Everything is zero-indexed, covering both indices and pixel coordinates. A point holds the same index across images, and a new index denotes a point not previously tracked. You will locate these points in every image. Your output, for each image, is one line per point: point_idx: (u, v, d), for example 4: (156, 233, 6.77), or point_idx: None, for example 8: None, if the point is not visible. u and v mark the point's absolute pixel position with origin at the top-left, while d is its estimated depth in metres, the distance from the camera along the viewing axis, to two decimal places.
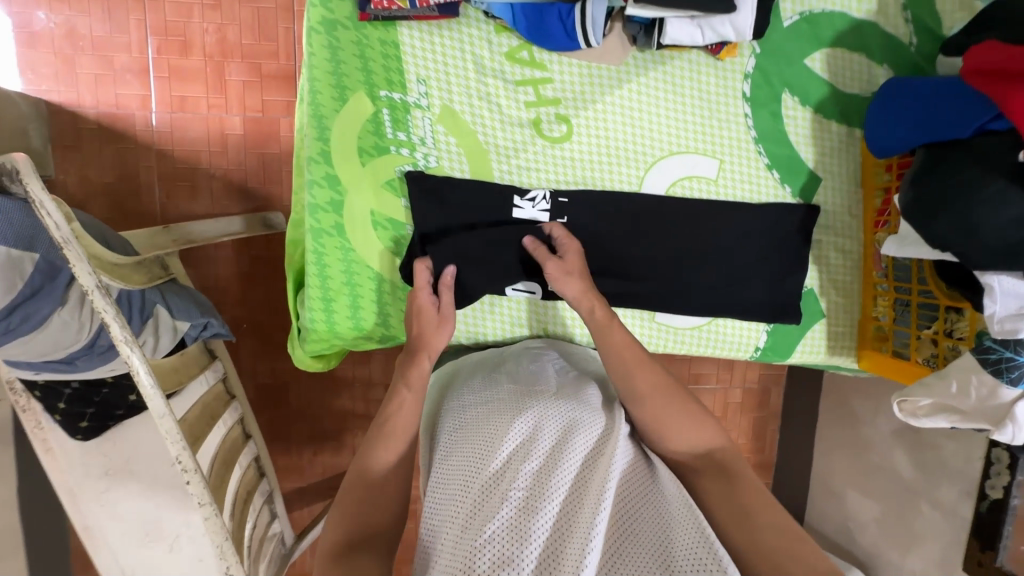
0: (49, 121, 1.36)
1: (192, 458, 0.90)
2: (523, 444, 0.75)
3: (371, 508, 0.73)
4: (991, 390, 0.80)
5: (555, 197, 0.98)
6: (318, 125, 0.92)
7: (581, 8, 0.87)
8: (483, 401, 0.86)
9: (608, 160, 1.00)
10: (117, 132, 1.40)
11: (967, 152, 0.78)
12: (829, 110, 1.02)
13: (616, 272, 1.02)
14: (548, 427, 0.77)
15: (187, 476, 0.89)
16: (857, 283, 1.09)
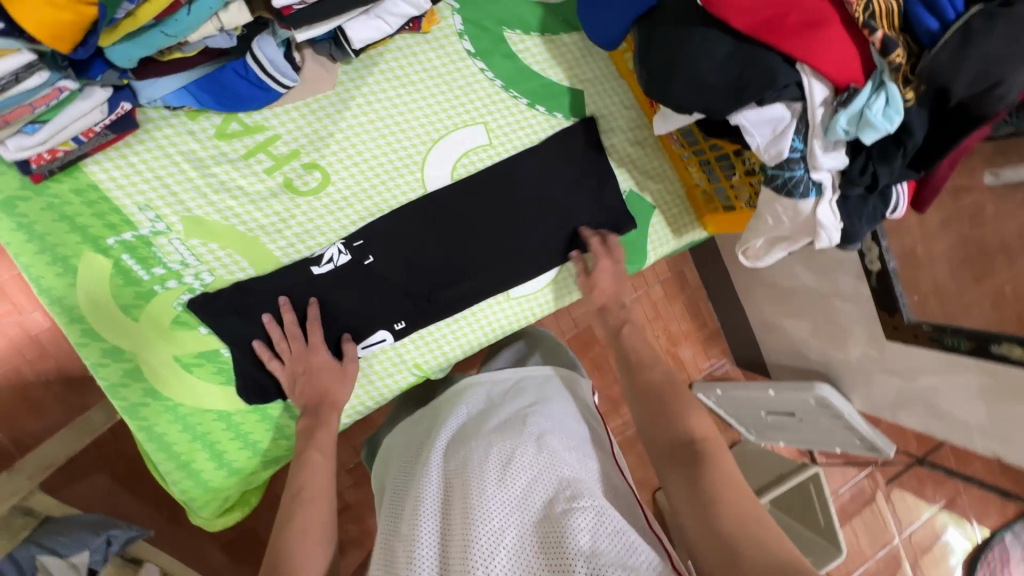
0: None
1: None
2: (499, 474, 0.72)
3: None
4: (794, 210, 0.83)
5: (350, 243, 0.93)
6: (62, 308, 0.82)
7: (255, 56, 0.80)
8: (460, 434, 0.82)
9: (380, 179, 0.95)
10: None
11: (665, 14, 0.78)
12: (553, 26, 1.02)
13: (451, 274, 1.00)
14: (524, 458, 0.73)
15: None
16: (667, 164, 1.11)
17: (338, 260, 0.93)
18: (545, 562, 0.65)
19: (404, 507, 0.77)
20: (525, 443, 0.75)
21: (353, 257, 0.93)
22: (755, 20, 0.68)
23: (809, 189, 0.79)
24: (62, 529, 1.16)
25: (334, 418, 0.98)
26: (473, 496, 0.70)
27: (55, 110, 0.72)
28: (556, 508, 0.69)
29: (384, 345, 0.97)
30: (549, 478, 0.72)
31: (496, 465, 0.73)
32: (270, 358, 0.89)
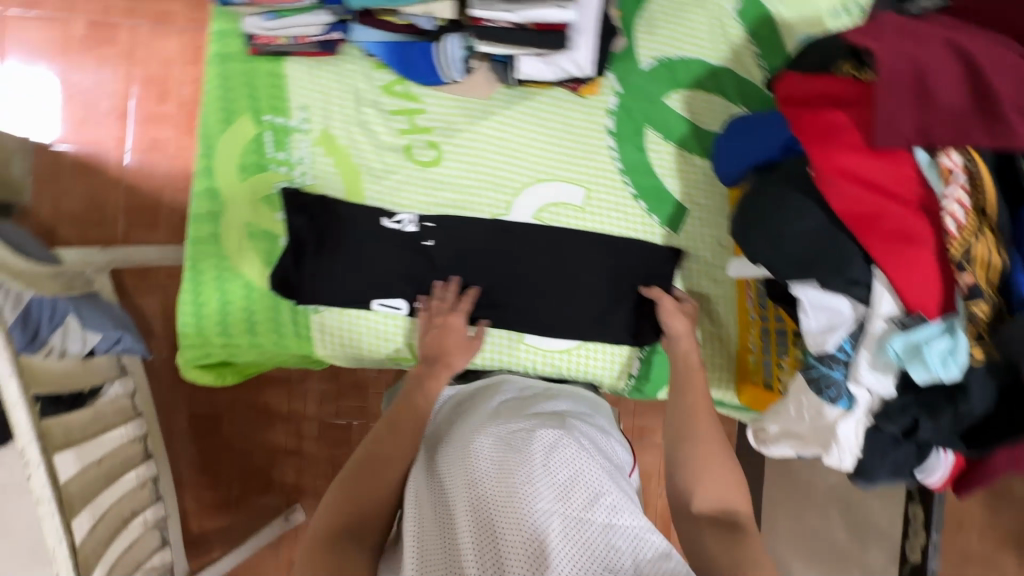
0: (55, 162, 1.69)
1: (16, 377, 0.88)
2: (548, 453, 0.73)
3: (344, 542, 0.72)
4: (818, 411, 0.77)
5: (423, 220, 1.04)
6: (203, 142, 1.02)
7: (440, 46, 0.97)
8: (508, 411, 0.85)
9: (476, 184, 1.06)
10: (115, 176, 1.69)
11: (783, 173, 0.80)
12: (693, 145, 1.07)
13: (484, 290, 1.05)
14: (573, 451, 0.75)
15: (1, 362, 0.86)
16: (731, 316, 1.08)
17: (406, 225, 1.03)
18: (591, 557, 0.64)
19: (451, 463, 0.75)
20: (569, 443, 0.76)
21: (419, 229, 1.03)
22: (851, 208, 0.68)
23: (841, 397, 0.73)
24: (97, 308, 1.37)
25: (322, 343, 1.04)
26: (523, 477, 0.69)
27: (292, 12, 0.96)
28: (599, 512, 0.68)
29: (397, 312, 1.04)
30: (594, 481, 0.72)
31: (545, 442, 0.75)
32: (308, 264, 1.01)
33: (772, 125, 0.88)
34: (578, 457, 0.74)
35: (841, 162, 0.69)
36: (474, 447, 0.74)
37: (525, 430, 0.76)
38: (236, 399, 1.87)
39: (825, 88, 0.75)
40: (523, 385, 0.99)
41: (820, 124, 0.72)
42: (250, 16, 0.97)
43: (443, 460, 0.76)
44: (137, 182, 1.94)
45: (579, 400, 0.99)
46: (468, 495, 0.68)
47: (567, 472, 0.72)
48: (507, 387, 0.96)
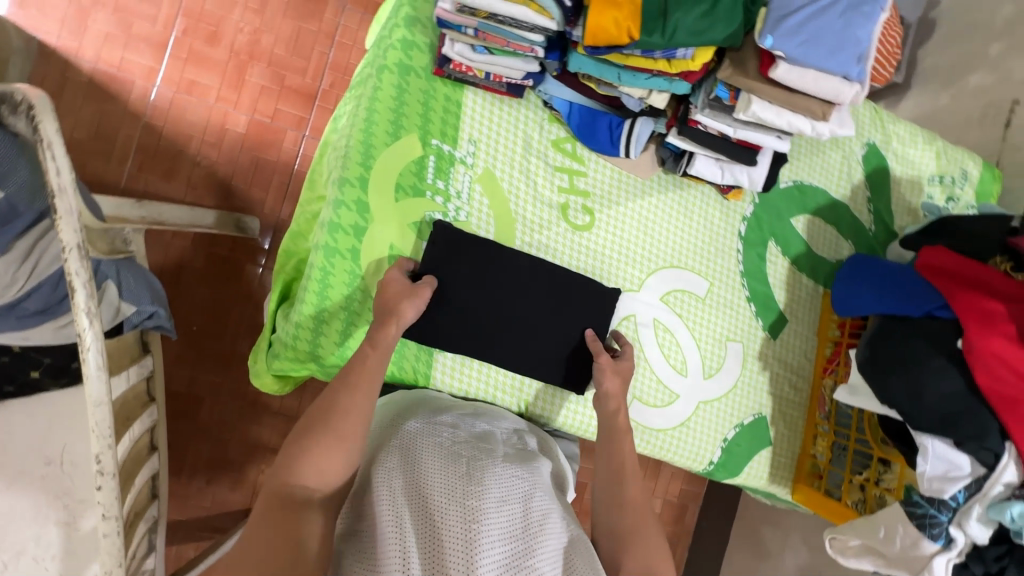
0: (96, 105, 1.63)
1: (100, 381, 0.77)
2: (503, 495, 0.72)
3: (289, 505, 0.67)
4: (914, 541, 0.88)
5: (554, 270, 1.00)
6: (365, 149, 0.94)
7: (630, 125, 0.99)
8: (473, 439, 0.83)
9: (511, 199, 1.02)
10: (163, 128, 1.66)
11: (916, 328, 0.91)
12: (804, 266, 1.19)
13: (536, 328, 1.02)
14: (528, 499, 0.74)
15: (90, 360, 0.75)
16: (800, 421, 1.20)
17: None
18: None
19: (425, 481, 0.72)
20: (523, 488, 0.75)
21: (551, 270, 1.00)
22: (993, 386, 0.81)
23: (941, 535, 0.86)
24: (136, 275, 1.20)
25: (440, 379, 0.99)
26: (490, 522, 0.68)
27: (503, 54, 0.91)
28: (536, 562, 0.67)
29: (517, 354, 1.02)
30: (540, 529, 0.71)
31: (500, 483, 0.74)
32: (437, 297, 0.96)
33: (899, 275, 1.00)
34: (530, 505, 0.74)
35: (993, 345, 0.82)
36: (433, 469, 0.73)
37: (487, 467, 0.76)
38: (223, 384, 1.64)
39: (974, 273, 0.90)
40: (521, 427, 0.95)
41: (974, 305, 0.85)
42: (456, 41, 0.90)
43: (401, 470, 0.73)
44: (159, 123, 1.67)
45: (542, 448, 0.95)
46: (418, 517, 0.67)
47: (518, 516, 0.71)
48: (484, 418, 0.92)
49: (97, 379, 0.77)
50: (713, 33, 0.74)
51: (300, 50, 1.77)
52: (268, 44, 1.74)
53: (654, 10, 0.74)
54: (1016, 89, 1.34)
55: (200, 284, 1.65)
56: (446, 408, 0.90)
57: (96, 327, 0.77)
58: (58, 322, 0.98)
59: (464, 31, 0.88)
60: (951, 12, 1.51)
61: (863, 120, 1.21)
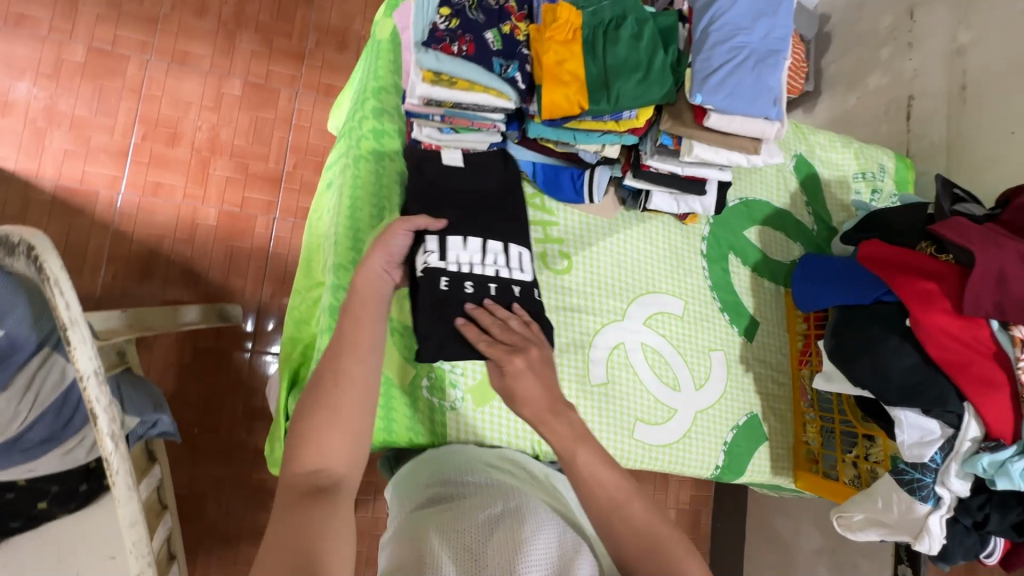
0: (67, 219, 1.64)
1: (131, 501, 0.80)
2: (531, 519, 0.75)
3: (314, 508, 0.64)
4: (908, 505, 0.97)
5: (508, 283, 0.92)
6: (353, 234, 1.01)
7: (591, 174, 1.09)
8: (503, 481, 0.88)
9: (442, 207, 0.93)
10: (137, 231, 1.69)
11: (870, 314, 1.03)
12: (763, 271, 1.31)
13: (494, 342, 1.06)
14: (556, 522, 0.76)
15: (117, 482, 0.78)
16: (789, 412, 1.30)
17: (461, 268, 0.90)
18: None
19: (463, 516, 0.76)
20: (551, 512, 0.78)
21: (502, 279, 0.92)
22: (945, 357, 0.92)
23: (930, 496, 0.96)
24: (135, 386, 1.21)
25: (455, 435, 1.04)
26: (531, 537, 0.72)
27: (468, 131, 1.00)
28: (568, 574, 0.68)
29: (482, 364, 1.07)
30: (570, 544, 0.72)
31: (529, 508, 0.78)
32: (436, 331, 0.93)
33: (848, 268, 1.11)
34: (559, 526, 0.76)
35: (937, 321, 0.94)
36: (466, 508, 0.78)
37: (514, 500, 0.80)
38: (226, 476, 1.62)
39: (911, 259, 1.01)
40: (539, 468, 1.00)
41: (916, 289, 0.97)
42: (423, 126, 0.99)
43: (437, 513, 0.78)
44: (128, 228, 1.68)
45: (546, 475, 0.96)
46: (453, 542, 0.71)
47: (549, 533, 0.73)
48: (514, 466, 0.98)
49: (128, 496, 0.80)
50: (650, 95, 0.85)
51: (261, 136, 1.83)
52: (229, 134, 1.80)
53: (596, 83, 0.85)
54: (909, 86, 1.53)
55: (190, 380, 1.65)
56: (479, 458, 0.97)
57: (121, 450, 0.80)
58: (63, 447, 0.93)
59: (430, 118, 0.98)
60: (842, 27, 1.72)
61: (787, 136, 1.37)
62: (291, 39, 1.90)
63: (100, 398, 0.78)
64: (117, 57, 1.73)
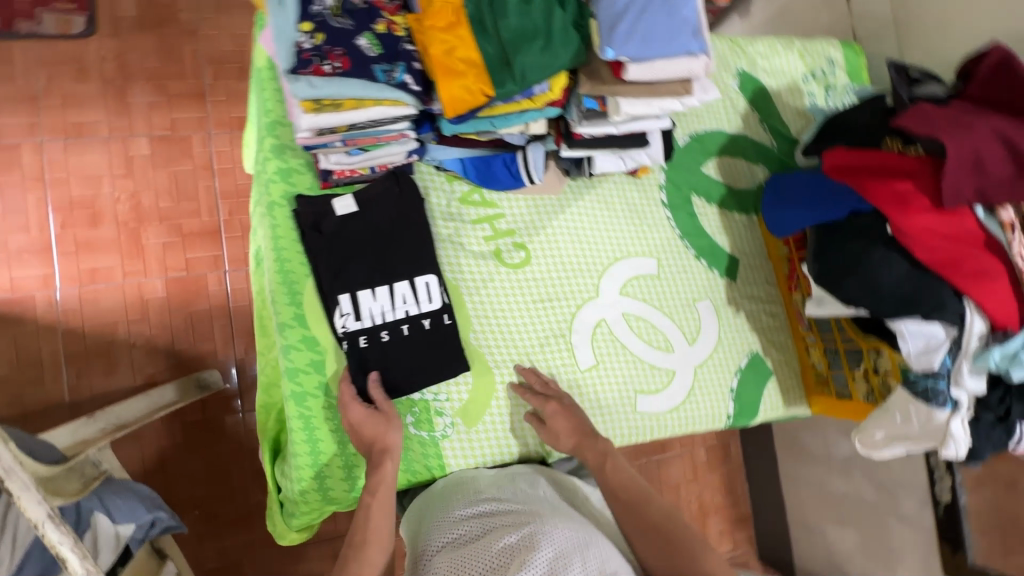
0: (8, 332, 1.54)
1: None
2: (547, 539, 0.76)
3: None
4: (927, 414, 0.94)
5: (418, 320, 0.97)
6: (289, 289, 0.94)
7: (524, 155, 1.00)
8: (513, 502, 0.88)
9: (347, 261, 0.95)
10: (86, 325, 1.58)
11: (849, 228, 0.96)
12: (731, 204, 1.23)
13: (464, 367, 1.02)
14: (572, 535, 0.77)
15: None
16: (789, 340, 1.25)
17: (378, 320, 0.95)
18: None
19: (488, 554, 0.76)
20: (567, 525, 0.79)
21: (413, 317, 0.96)
22: (936, 258, 0.86)
23: (946, 401, 0.91)
24: (120, 491, 1.14)
25: (455, 461, 1.00)
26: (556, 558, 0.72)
27: (377, 147, 0.91)
28: None
29: (464, 385, 1.01)
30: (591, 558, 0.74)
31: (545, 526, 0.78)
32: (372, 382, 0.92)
33: (817, 183, 1.04)
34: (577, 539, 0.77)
35: (921, 222, 0.87)
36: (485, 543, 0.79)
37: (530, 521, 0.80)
38: (255, 542, 1.59)
39: (883, 160, 0.93)
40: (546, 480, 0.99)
41: (894, 192, 0.89)
42: (329, 154, 0.91)
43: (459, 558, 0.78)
44: (77, 325, 1.57)
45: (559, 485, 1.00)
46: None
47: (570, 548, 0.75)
48: (522, 480, 0.97)
49: None
50: (559, 61, 0.76)
51: (183, 190, 1.68)
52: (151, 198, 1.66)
53: (496, 65, 0.75)
54: None
55: (189, 459, 1.58)
56: (484, 482, 0.96)
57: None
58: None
59: (331, 145, 0.89)
60: None
61: (725, 52, 1.26)
62: (185, 78, 1.71)
63: (65, 539, 0.72)
64: (3, 147, 1.57)
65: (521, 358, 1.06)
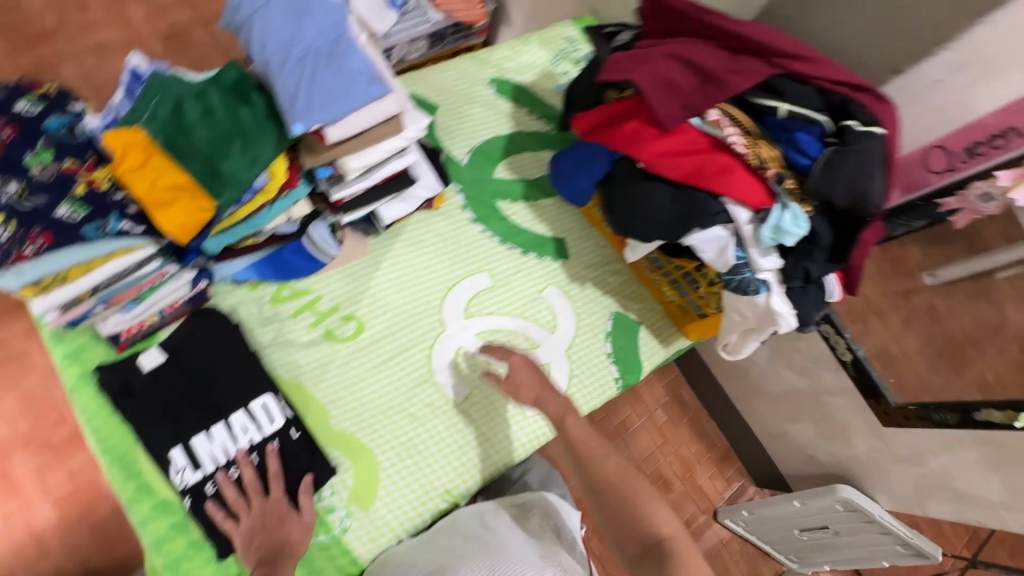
0: None
1: None
2: None
3: None
4: (752, 304, 1.00)
5: (265, 445, 0.94)
6: (120, 462, 0.90)
7: (307, 237, 1.02)
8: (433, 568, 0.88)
9: (169, 412, 0.91)
10: None
11: (617, 176, 1.04)
12: (535, 193, 1.30)
13: (338, 454, 1.00)
14: None
15: None
16: (641, 287, 1.31)
17: (223, 461, 0.92)
18: None
19: None
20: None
21: (259, 444, 0.94)
22: (682, 173, 0.94)
23: (758, 286, 0.98)
24: None
25: (364, 547, 0.97)
26: None
27: (151, 292, 0.90)
28: None
29: (345, 472, 0.99)
30: None
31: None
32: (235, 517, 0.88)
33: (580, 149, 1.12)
34: None
35: (656, 148, 0.94)
36: None
37: None
38: None
39: (612, 109, 1.01)
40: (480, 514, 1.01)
41: (627, 133, 0.97)
42: (106, 318, 0.90)
43: None
44: None
45: (507, 507, 1.03)
46: None
47: None
48: (445, 533, 0.97)
49: None
50: (265, 153, 0.78)
51: None
52: None
53: (210, 178, 0.76)
54: None
55: None
56: (404, 555, 0.94)
57: None
58: None
59: (96, 311, 0.87)
60: None
61: (472, 69, 1.34)
62: None
63: None
64: None
65: (393, 419, 1.05)
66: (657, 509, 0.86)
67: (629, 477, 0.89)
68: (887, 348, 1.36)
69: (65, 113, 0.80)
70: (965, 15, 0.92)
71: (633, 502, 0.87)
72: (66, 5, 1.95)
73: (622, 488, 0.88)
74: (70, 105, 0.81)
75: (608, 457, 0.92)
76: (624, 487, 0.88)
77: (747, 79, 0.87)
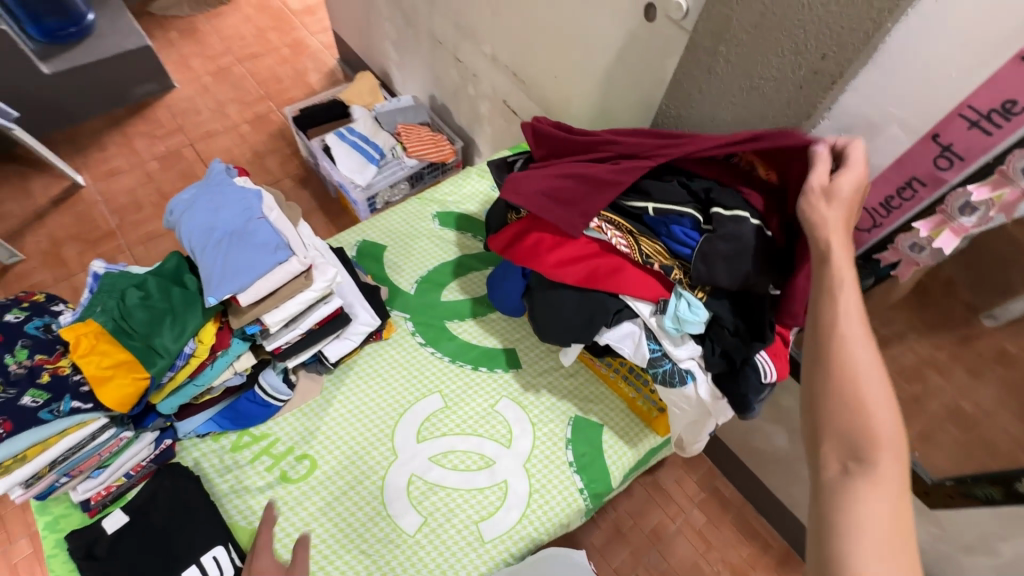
0: None
1: None
2: None
3: None
4: (681, 395, 0.99)
5: None
6: None
7: (260, 386, 1.13)
8: None
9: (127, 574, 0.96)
10: None
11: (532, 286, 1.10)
12: (482, 309, 1.36)
13: None
14: None
15: None
16: (601, 386, 1.29)
17: None
18: None
19: None
20: None
21: None
22: (579, 280, 0.98)
23: (683, 376, 0.96)
24: None
25: None
26: None
27: (115, 457, 1.01)
28: None
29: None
30: None
31: None
32: None
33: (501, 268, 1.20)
34: None
35: (553, 261, 1.00)
36: None
37: None
38: None
39: (511, 232, 1.08)
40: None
41: (529, 254, 1.03)
42: (74, 485, 1.00)
43: None
44: None
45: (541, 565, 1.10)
46: None
47: None
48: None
49: None
50: (191, 323, 0.93)
51: None
52: None
53: (143, 353, 0.90)
54: None
55: None
56: None
57: None
58: None
59: (62, 481, 0.97)
60: None
61: (417, 208, 1.50)
62: None
63: None
64: None
65: (345, 559, 1.05)
66: (890, 444, 0.63)
67: (880, 382, 0.66)
68: (957, 405, 1.11)
69: (43, 316, 0.98)
70: (814, 92, 0.94)
71: (870, 413, 0.64)
72: (126, 209, 2.36)
73: (865, 391, 0.65)
74: (51, 309, 1.01)
75: (865, 344, 0.67)
76: (869, 400, 0.65)
77: (633, 176, 0.92)
